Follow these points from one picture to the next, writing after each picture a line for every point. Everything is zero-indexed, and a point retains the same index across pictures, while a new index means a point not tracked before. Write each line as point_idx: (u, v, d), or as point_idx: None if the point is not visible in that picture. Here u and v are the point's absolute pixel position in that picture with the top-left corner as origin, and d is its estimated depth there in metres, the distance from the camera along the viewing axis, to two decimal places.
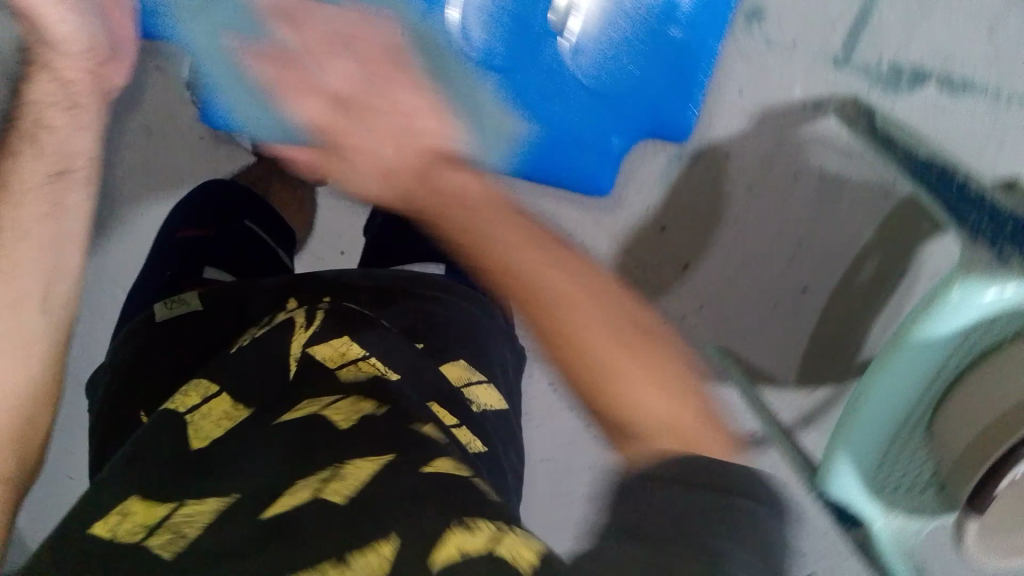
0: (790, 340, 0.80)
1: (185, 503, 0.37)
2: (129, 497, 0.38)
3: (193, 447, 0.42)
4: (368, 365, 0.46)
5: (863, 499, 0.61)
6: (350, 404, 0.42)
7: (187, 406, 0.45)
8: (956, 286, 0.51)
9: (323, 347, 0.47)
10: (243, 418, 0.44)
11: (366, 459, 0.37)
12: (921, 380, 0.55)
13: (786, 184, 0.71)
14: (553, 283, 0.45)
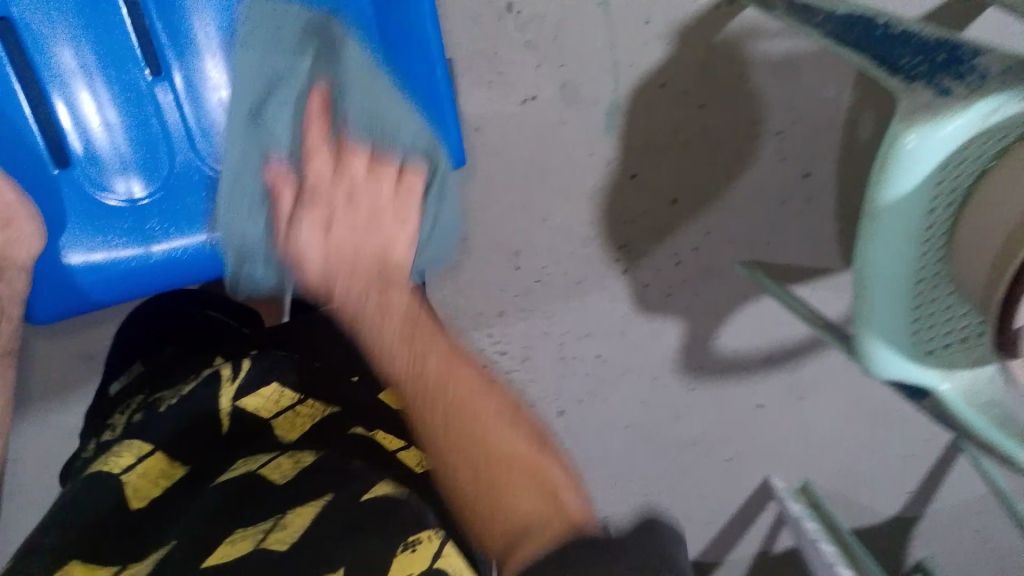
0: (810, 231, 0.77)
1: (123, 568, 0.40)
2: (69, 561, 0.39)
3: (133, 508, 0.44)
4: (278, 470, 0.45)
5: (911, 369, 0.57)
6: (301, 513, 0.41)
7: (122, 467, 0.45)
8: (910, 132, 0.47)
9: (252, 398, 0.51)
10: (177, 476, 0.47)
11: (303, 505, 0.42)
12: (917, 237, 0.52)
13: (737, 87, 0.68)
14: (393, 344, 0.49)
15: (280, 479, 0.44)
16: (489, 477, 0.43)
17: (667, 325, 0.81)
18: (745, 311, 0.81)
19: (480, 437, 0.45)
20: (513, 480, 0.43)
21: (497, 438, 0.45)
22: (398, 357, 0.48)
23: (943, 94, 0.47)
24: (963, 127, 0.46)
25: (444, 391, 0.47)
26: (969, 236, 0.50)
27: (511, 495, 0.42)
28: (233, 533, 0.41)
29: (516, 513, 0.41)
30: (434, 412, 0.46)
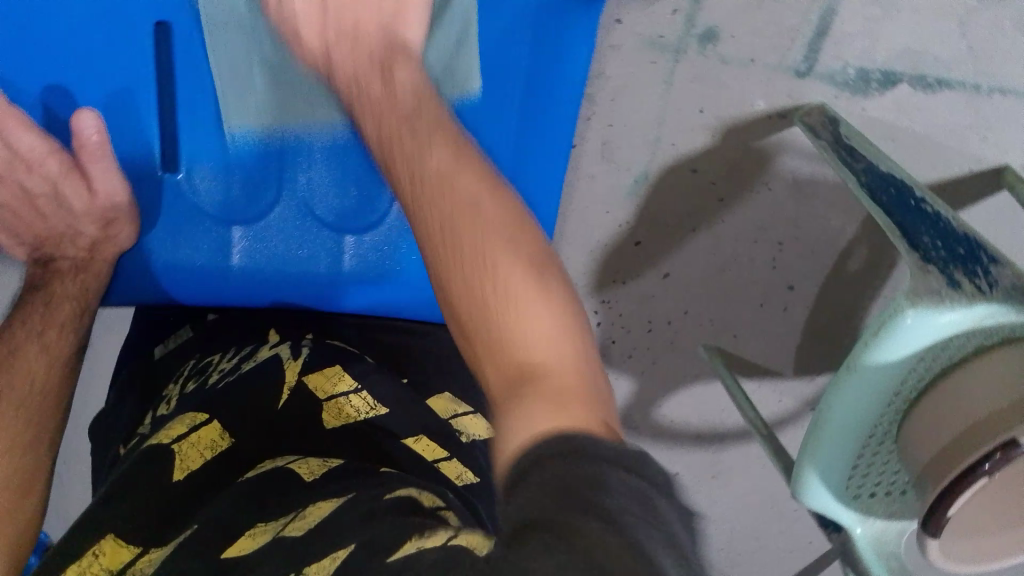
0: (780, 333, 0.82)
1: (147, 553, 0.44)
2: (102, 538, 0.44)
3: (176, 479, 0.49)
4: (307, 467, 0.49)
5: (836, 509, 0.61)
6: (323, 505, 0.43)
7: (172, 437, 0.51)
8: (909, 311, 0.50)
9: (316, 376, 0.58)
10: (224, 448, 0.52)
11: (326, 499, 0.44)
12: (880, 398, 0.55)
13: (757, 194, 0.70)
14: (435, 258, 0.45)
15: (310, 476, 0.48)
16: (504, 341, 0.41)
17: (620, 381, 0.84)
18: (692, 390, 0.85)
19: (531, 266, 0.42)
20: (520, 280, 0.41)
21: (511, 270, 0.42)
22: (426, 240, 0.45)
23: (952, 285, 0.51)
24: (959, 321, 0.50)
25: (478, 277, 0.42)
26: (929, 414, 0.55)
27: (521, 311, 0.41)
28: (256, 527, 0.44)
29: (545, 366, 0.40)
30: (458, 273, 0.43)
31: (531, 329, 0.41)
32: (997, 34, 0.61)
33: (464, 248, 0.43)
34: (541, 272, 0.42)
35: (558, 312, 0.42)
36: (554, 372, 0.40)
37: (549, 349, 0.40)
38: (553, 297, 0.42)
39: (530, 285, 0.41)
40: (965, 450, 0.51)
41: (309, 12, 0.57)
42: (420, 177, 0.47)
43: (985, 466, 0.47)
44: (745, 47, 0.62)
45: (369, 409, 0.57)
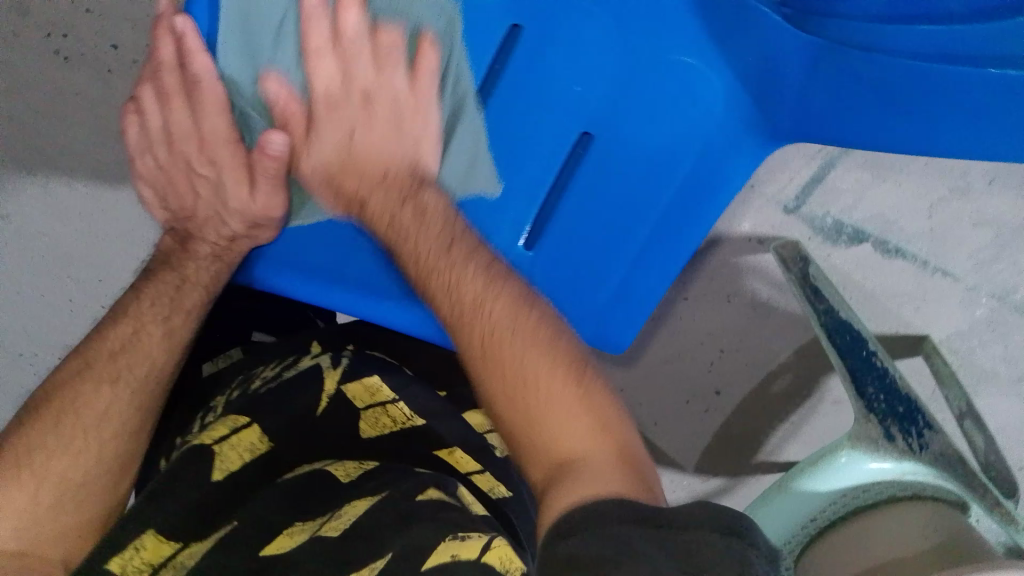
0: (701, 433, 0.86)
1: (188, 548, 0.46)
2: (144, 534, 0.45)
3: (217, 479, 0.49)
4: (343, 469, 0.53)
5: None
6: (359, 503, 0.47)
7: (215, 438, 0.51)
8: (845, 451, 0.57)
9: (355, 385, 0.58)
10: (262, 451, 0.53)
11: (362, 498, 0.48)
12: (798, 517, 0.58)
13: (716, 301, 0.76)
14: (512, 352, 0.46)
15: (347, 475, 0.52)
16: (529, 420, 0.44)
17: None
18: None
19: (540, 385, 0.44)
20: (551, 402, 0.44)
21: (555, 393, 0.44)
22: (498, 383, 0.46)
23: (888, 438, 0.58)
24: (885, 471, 0.57)
25: (527, 374, 0.45)
26: (828, 548, 0.56)
27: (550, 429, 0.43)
28: (294, 526, 0.47)
29: (557, 444, 0.43)
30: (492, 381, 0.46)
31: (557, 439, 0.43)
32: (956, 221, 0.69)
33: (544, 380, 0.45)
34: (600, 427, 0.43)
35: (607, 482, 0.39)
36: (592, 454, 0.42)
37: (571, 441, 0.42)
38: (585, 425, 0.43)
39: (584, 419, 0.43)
40: None
41: (334, 140, 0.59)
42: (434, 252, 0.54)
43: None
44: (762, 179, 0.70)
45: (406, 420, 0.57)
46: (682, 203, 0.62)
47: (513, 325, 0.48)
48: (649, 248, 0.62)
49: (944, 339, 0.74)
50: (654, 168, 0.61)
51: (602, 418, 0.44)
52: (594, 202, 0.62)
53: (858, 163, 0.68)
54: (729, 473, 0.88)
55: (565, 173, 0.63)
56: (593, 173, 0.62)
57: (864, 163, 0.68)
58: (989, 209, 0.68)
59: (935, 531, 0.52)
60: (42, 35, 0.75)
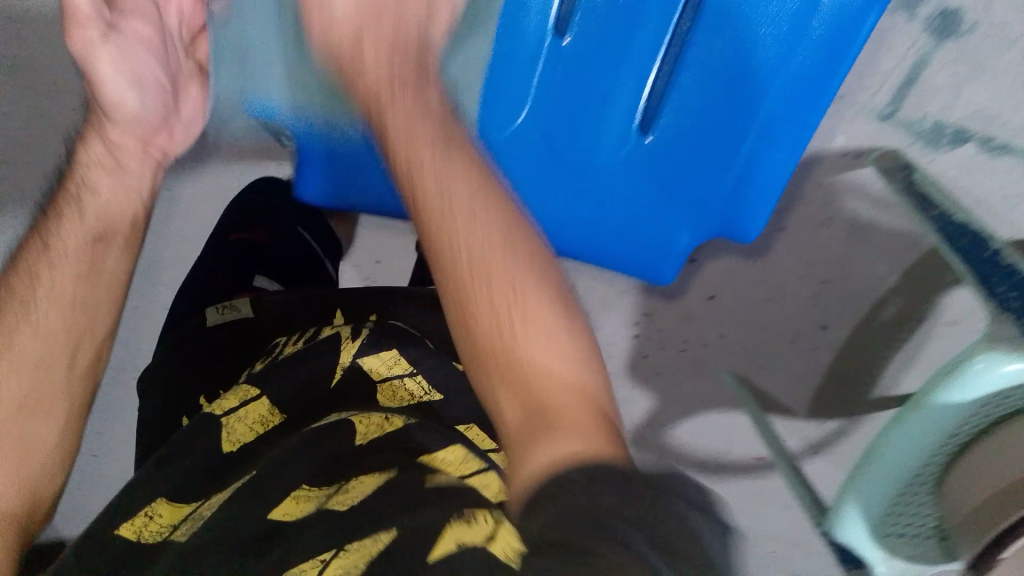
0: (810, 371, 0.82)
1: (206, 501, 0.46)
2: (156, 500, 0.45)
3: (226, 452, 0.49)
4: (366, 424, 0.49)
5: (866, 546, 0.62)
6: (366, 480, 0.44)
7: (224, 409, 0.51)
8: (980, 356, 0.52)
9: (371, 358, 0.55)
10: (273, 424, 0.52)
11: (370, 474, 0.44)
12: (939, 438, 0.56)
13: (816, 226, 0.72)
14: (471, 240, 0.44)
15: (363, 437, 0.48)
16: (518, 365, 0.41)
17: (640, 398, 0.84)
18: (714, 418, 0.86)
19: (509, 287, 0.43)
20: (540, 346, 0.42)
21: (534, 297, 0.43)
22: (450, 271, 0.44)
23: None
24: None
25: (479, 254, 0.43)
26: (977, 464, 0.55)
27: (529, 342, 0.42)
28: (301, 489, 0.45)
29: (535, 367, 0.41)
30: (476, 289, 0.43)
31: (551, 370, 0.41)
32: None
33: (463, 277, 0.43)
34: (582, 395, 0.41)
35: (577, 356, 0.43)
36: (568, 411, 0.40)
37: (559, 369, 0.42)
38: (570, 357, 0.42)
39: (558, 334, 0.42)
40: (1016, 504, 0.52)
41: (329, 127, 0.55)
42: (417, 169, 0.47)
43: None
44: (858, 81, 0.64)
45: (423, 394, 0.55)
46: (804, 78, 0.51)
47: (485, 238, 0.44)
48: (769, 139, 0.54)
49: None
50: (771, 42, 0.50)
51: (565, 304, 0.44)
52: (707, 89, 0.54)
53: (951, 57, 0.61)
54: (844, 414, 0.85)
55: (671, 57, 0.54)
56: (702, 55, 0.53)
57: (958, 55, 0.61)
58: None
59: None
60: None
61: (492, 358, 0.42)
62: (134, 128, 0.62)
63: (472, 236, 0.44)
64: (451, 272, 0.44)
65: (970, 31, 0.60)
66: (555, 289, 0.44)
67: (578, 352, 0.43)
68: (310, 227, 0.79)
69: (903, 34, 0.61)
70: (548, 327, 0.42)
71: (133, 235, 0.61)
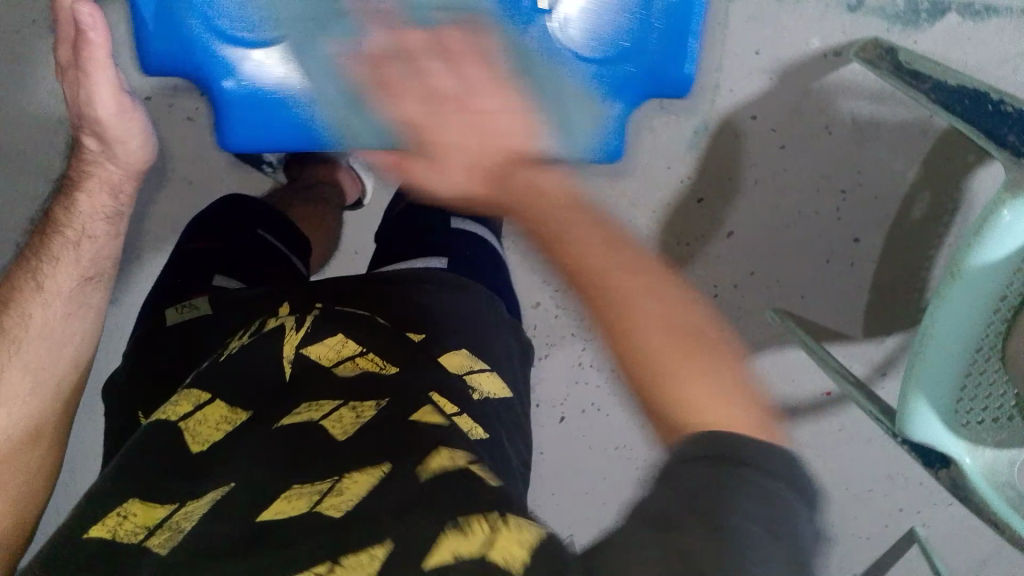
0: (853, 288, 0.79)
1: (182, 507, 0.40)
2: (128, 500, 0.41)
3: (193, 452, 0.44)
4: (338, 424, 0.44)
5: (945, 438, 0.58)
6: (360, 478, 0.39)
7: (179, 414, 0.46)
8: (1007, 207, 0.49)
9: (318, 345, 0.49)
10: (240, 422, 0.46)
11: (362, 471, 0.40)
12: (988, 301, 0.53)
13: (818, 136, 0.70)
14: (592, 262, 0.47)
15: (341, 434, 0.43)
16: (599, 292, 0.45)
17: None
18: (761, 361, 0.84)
19: (647, 291, 0.46)
20: (643, 304, 0.45)
21: (620, 274, 0.46)
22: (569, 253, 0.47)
23: None
24: None
25: (615, 237, 0.48)
26: None
27: (636, 308, 0.44)
28: (292, 489, 0.40)
29: (696, 412, 0.39)
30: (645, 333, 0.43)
31: (686, 396, 0.41)
32: None
33: (554, 226, 0.48)
34: (686, 337, 0.43)
35: (711, 380, 0.42)
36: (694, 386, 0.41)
37: (715, 415, 0.39)
38: (660, 337, 0.43)
39: (670, 318, 0.44)
40: None
41: (457, 176, 0.51)
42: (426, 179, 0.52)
43: None
44: None
45: (380, 367, 0.49)
46: None
47: (592, 228, 0.48)
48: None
49: None
50: None
51: (683, 326, 0.44)
52: None
53: None
54: (901, 330, 0.81)
55: None
56: None
57: None
58: None
59: None
60: None
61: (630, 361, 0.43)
62: (133, 163, 0.57)
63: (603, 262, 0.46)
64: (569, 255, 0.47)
65: None
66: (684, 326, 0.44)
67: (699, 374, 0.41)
68: (270, 227, 0.67)
69: None
70: (658, 324, 0.44)
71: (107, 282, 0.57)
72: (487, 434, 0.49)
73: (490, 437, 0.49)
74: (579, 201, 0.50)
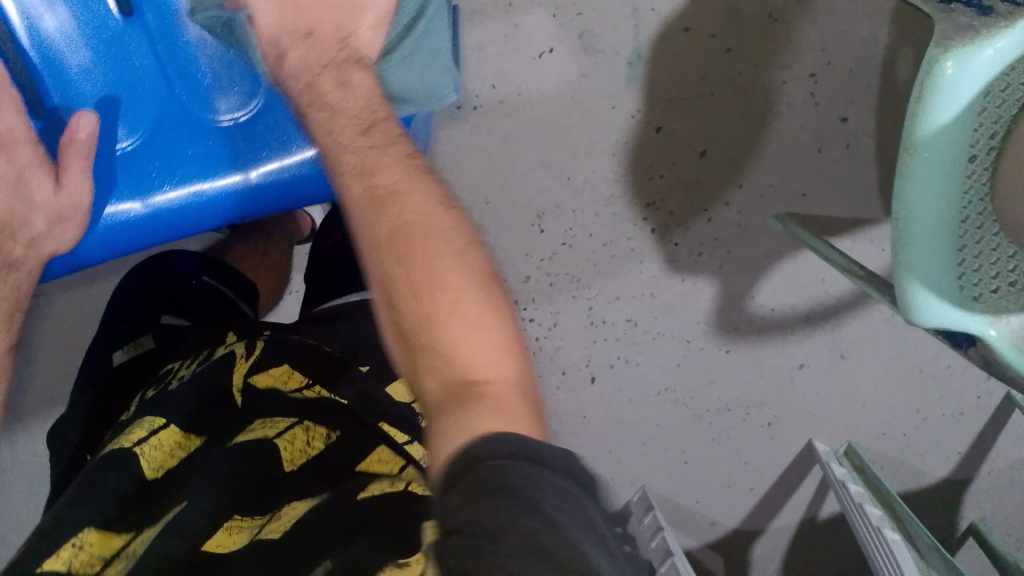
0: (858, 171, 0.73)
1: (139, 536, 0.36)
2: (83, 529, 0.35)
3: (149, 479, 0.39)
4: (289, 451, 0.42)
5: (962, 319, 0.53)
6: (297, 506, 0.39)
7: (132, 440, 0.40)
8: (948, 58, 0.44)
9: (264, 376, 0.46)
10: (194, 448, 0.42)
11: (298, 501, 0.40)
12: (954, 165, 0.48)
13: (766, 29, 0.65)
14: (423, 224, 0.41)
15: (290, 466, 0.41)
16: (427, 284, 0.39)
17: (701, 285, 0.78)
18: (782, 269, 0.79)
19: (441, 249, 0.40)
20: (455, 276, 0.39)
21: (465, 283, 0.39)
22: (391, 226, 0.41)
23: (985, 14, 0.44)
24: (999, 49, 0.44)
25: (422, 215, 0.41)
26: None
27: (456, 315, 0.38)
28: (234, 519, 0.38)
29: (477, 369, 0.37)
30: (409, 274, 0.39)
31: (468, 339, 0.37)
32: None
33: (401, 223, 0.41)
34: (488, 288, 0.39)
35: (499, 329, 0.38)
36: (497, 384, 0.36)
37: (500, 367, 0.37)
38: (475, 296, 0.38)
39: (488, 309, 0.38)
40: None
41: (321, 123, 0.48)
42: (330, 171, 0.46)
43: None
44: None
45: None
46: None
47: (423, 201, 0.43)
48: None
49: None
50: None
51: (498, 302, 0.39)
52: None
53: None
54: None
55: None
56: None
57: None
58: None
59: None
60: None
61: (427, 355, 0.38)
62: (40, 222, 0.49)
63: (419, 214, 0.41)
64: (390, 223, 0.41)
65: None
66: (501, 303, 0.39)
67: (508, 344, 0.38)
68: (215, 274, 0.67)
69: None
70: (489, 316, 0.38)
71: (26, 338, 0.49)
72: None
73: None
74: (445, 206, 0.43)
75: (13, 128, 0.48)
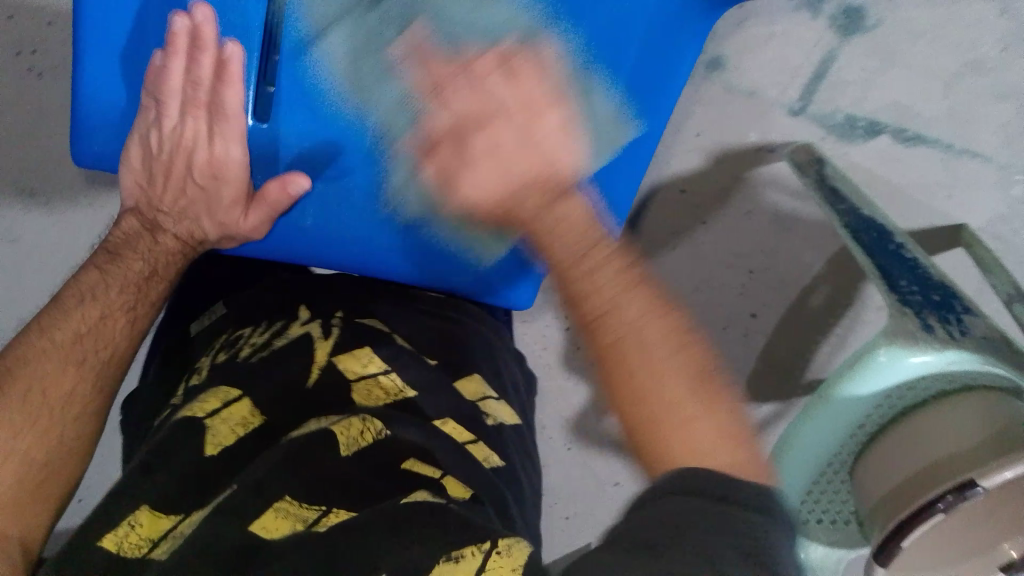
0: (746, 359, 0.82)
1: (188, 518, 0.46)
2: (139, 508, 0.45)
3: (208, 455, 0.49)
4: (345, 431, 0.50)
5: (784, 532, 0.64)
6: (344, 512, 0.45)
7: (207, 412, 0.51)
8: (883, 349, 0.53)
9: (347, 357, 0.56)
10: (255, 426, 0.51)
11: (345, 509, 0.45)
12: (845, 424, 0.58)
13: (737, 220, 0.73)
14: (613, 328, 0.47)
15: (347, 449, 0.48)
16: (652, 373, 0.45)
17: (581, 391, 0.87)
18: None
19: (657, 374, 0.45)
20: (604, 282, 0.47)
21: (701, 415, 0.45)
22: (619, 350, 0.46)
23: (926, 328, 0.54)
24: (928, 365, 0.53)
25: (615, 338, 0.47)
26: (884, 451, 0.57)
27: (678, 430, 0.44)
28: (283, 501, 0.45)
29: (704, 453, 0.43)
30: (607, 331, 0.47)
31: (686, 439, 0.44)
32: (976, 97, 0.64)
33: (598, 310, 0.47)
34: (695, 389, 0.45)
35: (721, 426, 0.45)
36: (695, 420, 0.44)
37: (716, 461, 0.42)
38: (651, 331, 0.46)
39: (720, 436, 0.44)
40: (911, 493, 0.54)
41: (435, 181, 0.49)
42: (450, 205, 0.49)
43: (939, 504, 0.49)
44: (751, 80, 0.67)
45: (398, 391, 0.55)
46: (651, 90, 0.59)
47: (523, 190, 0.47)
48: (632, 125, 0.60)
49: (983, 226, 0.70)
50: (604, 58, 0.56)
51: (726, 428, 0.44)
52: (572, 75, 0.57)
53: (861, 52, 0.64)
54: (778, 399, 0.84)
55: None
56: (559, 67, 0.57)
57: (867, 50, 0.64)
58: (1009, 78, 0.63)
59: (987, 425, 0.52)
60: (13, 54, 0.70)
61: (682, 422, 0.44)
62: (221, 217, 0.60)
63: (616, 298, 0.47)
64: (611, 332, 0.47)
65: (874, 26, 0.63)
66: (699, 379, 0.46)
67: (691, 394, 0.45)
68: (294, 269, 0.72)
69: (777, 14, 0.64)
70: (705, 421, 0.44)
71: (131, 287, 0.59)
72: (503, 461, 0.56)
73: (505, 465, 0.56)
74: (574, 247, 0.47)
75: (229, 156, 0.58)
